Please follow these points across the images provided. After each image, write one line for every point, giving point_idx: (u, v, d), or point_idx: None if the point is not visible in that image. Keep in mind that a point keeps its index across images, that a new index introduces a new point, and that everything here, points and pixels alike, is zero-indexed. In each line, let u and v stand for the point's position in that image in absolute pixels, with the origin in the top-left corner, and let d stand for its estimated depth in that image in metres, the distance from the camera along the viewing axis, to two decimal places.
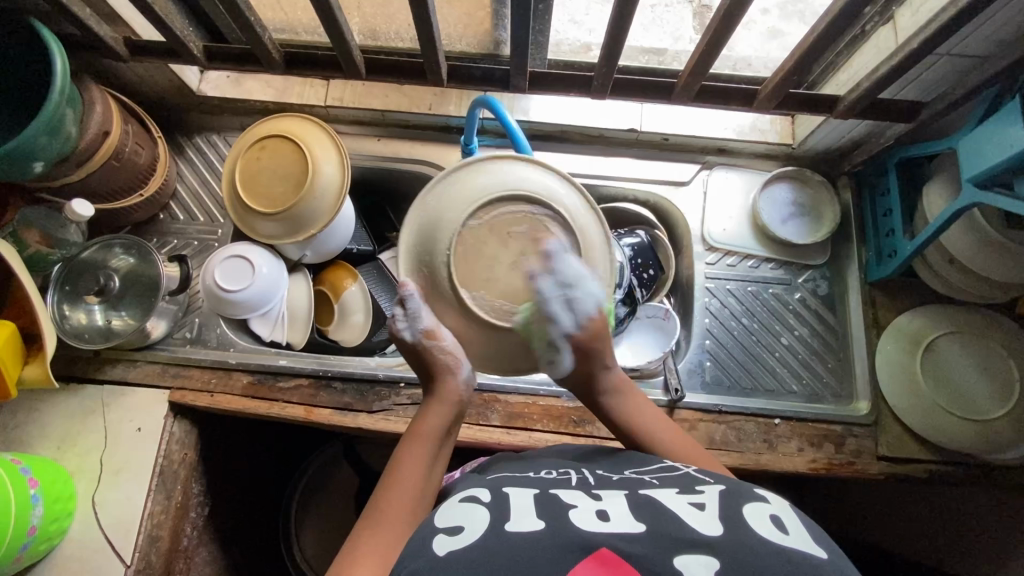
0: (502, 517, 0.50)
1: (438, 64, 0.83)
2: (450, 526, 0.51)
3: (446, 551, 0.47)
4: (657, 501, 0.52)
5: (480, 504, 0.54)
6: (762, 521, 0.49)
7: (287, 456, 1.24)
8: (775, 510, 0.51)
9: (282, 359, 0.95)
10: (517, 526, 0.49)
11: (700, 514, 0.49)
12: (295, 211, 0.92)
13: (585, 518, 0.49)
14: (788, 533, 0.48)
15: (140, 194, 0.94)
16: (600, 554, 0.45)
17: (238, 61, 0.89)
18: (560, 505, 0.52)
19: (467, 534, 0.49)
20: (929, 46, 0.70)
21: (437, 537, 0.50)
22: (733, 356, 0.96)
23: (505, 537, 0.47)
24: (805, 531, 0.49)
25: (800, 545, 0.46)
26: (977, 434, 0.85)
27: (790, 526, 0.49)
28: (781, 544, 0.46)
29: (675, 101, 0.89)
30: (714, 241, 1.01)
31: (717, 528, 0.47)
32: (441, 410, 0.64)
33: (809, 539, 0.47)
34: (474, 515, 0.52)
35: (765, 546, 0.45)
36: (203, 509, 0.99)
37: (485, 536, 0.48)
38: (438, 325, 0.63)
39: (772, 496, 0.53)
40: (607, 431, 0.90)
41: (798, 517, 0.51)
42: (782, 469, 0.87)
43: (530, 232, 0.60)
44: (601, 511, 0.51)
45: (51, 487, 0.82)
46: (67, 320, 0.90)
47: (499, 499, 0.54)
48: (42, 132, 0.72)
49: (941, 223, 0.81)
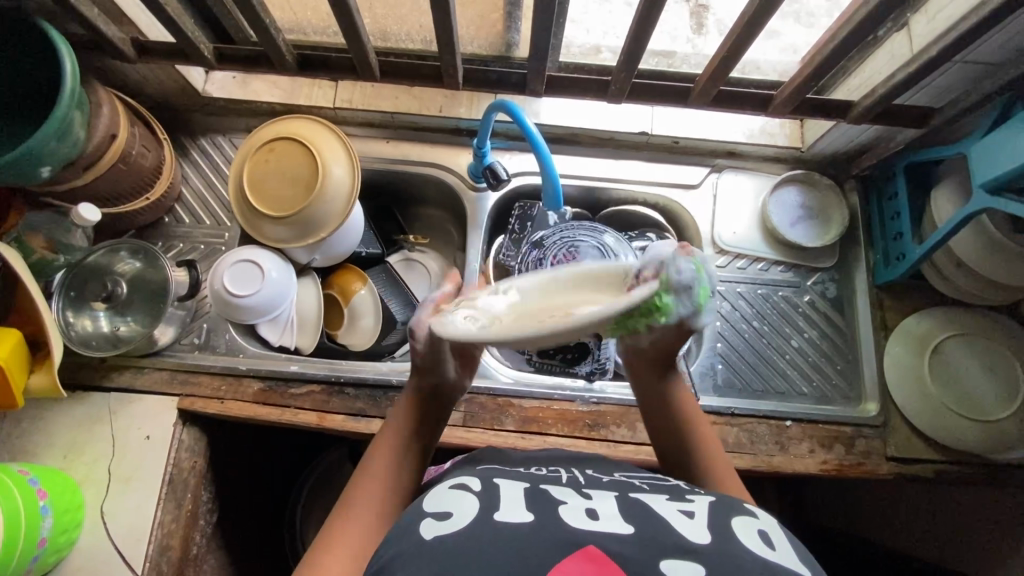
0: (491, 506, 0.51)
1: (454, 67, 0.82)
2: (438, 511, 0.51)
3: (434, 536, 0.48)
4: (645, 503, 0.53)
5: (471, 491, 0.54)
6: (750, 536, 0.49)
7: (293, 461, 1.23)
8: (762, 526, 0.51)
9: (294, 365, 0.94)
10: (507, 515, 0.49)
11: (688, 522, 0.50)
12: (304, 215, 0.91)
13: (574, 516, 0.50)
14: (774, 548, 0.48)
15: (145, 199, 0.93)
16: (588, 551, 0.45)
17: (249, 63, 0.87)
18: (549, 499, 0.53)
19: (456, 519, 0.50)
20: (947, 53, 0.71)
21: (425, 521, 0.50)
22: (744, 359, 0.97)
23: (495, 525, 0.48)
24: (791, 549, 0.49)
25: (784, 562, 0.47)
26: (984, 434, 0.87)
27: (776, 542, 0.49)
28: (766, 559, 0.46)
29: (691, 105, 0.89)
30: (724, 243, 1.02)
31: (705, 536, 0.48)
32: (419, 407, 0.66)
33: (794, 557, 0.48)
34: (462, 503, 0.52)
35: (750, 558, 0.46)
36: (212, 516, 0.98)
37: (474, 520, 0.49)
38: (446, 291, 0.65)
39: (762, 512, 0.54)
40: (621, 435, 0.90)
41: (785, 536, 0.51)
42: (794, 470, 0.88)
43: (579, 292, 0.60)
44: (590, 509, 0.51)
45: (59, 497, 0.81)
46: (72, 327, 0.88)
47: (488, 489, 0.54)
48: (51, 136, 0.71)
49: (949, 229, 0.83)
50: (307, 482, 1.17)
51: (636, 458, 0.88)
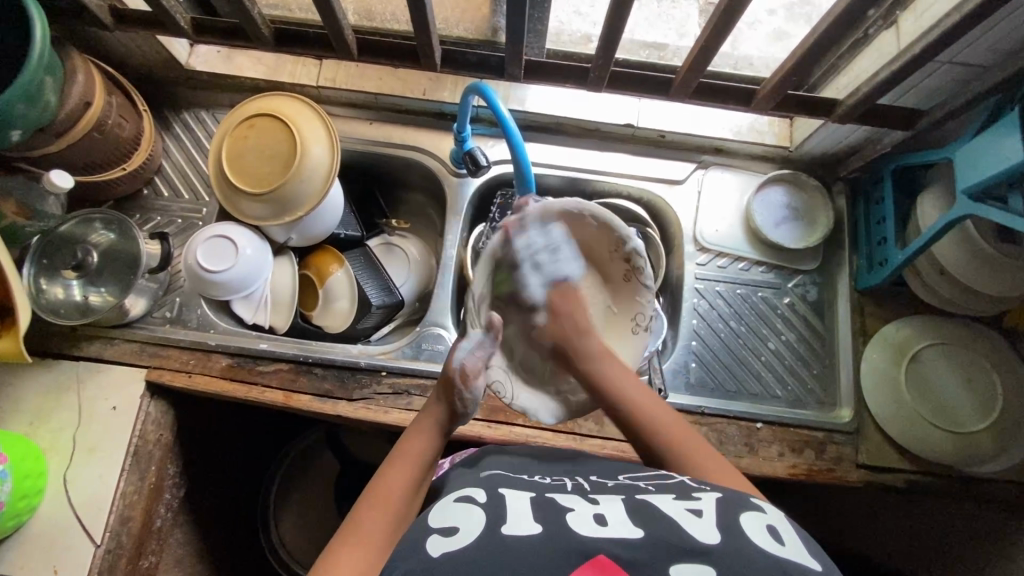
0: (498, 520, 0.51)
1: (431, 48, 0.81)
2: (444, 526, 0.51)
3: (442, 552, 0.48)
4: (652, 505, 0.52)
5: (476, 503, 0.54)
6: (759, 531, 0.49)
7: (267, 441, 1.23)
8: (772, 520, 0.51)
9: (263, 343, 0.94)
10: (515, 529, 0.49)
11: (697, 521, 0.49)
12: (281, 193, 0.91)
13: (582, 523, 0.50)
14: (783, 544, 0.48)
15: (122, 168, 0.92)
16: (598, 560, 0.46)
17: (227, 36, 0.87)
18: (556, 508, 0.53)
19: (463, 534, 0.50)
20: (930, 52, 0.69)
21: (431, 538, 0.50)
22: (719, 360, 0.96)
23: (500, 537, 0.48)
24: (801, 545, 0.49)
25: (795, 557, 0.47)
26: (959, 445, 0.86)
27: (786, 538, 0.49)
28: (777, 556, 0.46)
29: (673, 98, 0.88)
30: (706, 241, 1.00)
31: (714, 536, 0.48)
32: (429, 434, 0.65)
33: (805, 553, 0.48)
34: (468, 517, 0.52)
35: (764, 560, 0.46)
36: (178, 491, 0.99)
37: (481, 536, 0.49)
38: (482, 369, 0.68)
39: (770, 507, 0.53)
40: (589, 428, 0.90)
41: (794, 530, 0.51)
42: (761, 473, 0.87)
43: (565, 278, 0.76)
44: (598, 515, 0.51)
45: (21, 463, 0.80)
46: (43, 294, 0.88)
47: (494, 500, 0.55)
48: (19, 99, 0.71)
49: (930, 234, 0.81)
50: (281, 462, 1.17)
51: (601, 452, 0.87)
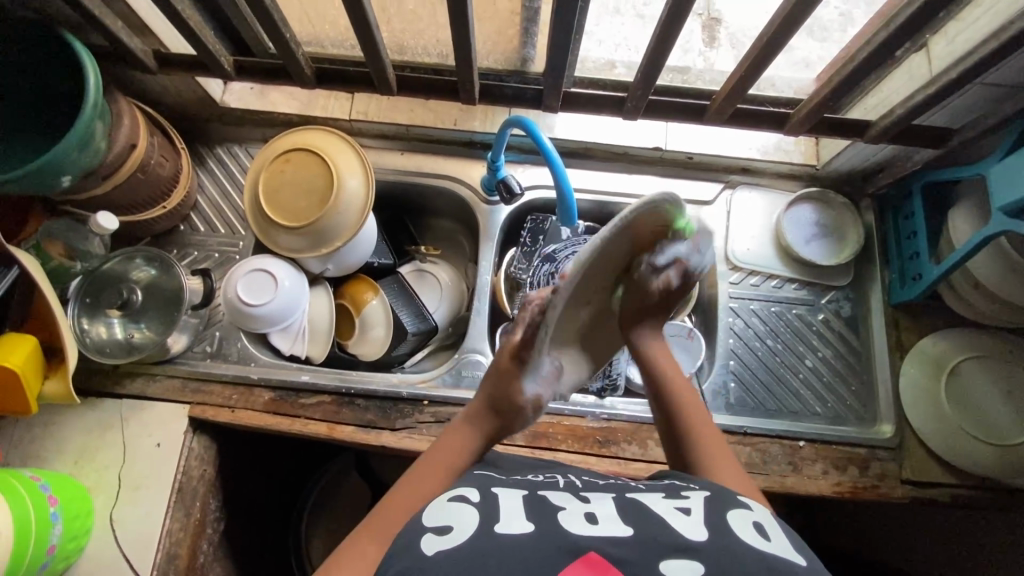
0: (491, 518, 0.51)
1: (471, 82, 0.83)
2: (439, 526, 0.51)
3: (435, 551, 0.48)
4: (641, 503, 0.53)
5: (469, 503, 0.54)
6: (746, 528, 0.50)
7: (299, 468, 1.23)
8: (758, 517, 0.52)
9: (305, 374, 0.94)
10: (506, 528, 0.49)
11: (684, 519, 0.51)
12: (318, 226, 0.92)
13: (574, 522, 0.50)
14: (770, 539, 0.49)
15: (162, 207, 0.93)
16: (588, 558, 0.46)
17: (269, 75, 0.89)
18: (549, 507, 0.53)
19: (456, 534, 0.49)
20: (967, 76, 0.71)
21: (426, 538, 0.50)
22: (758, 377, 0.96)
23: (494, 537, 0.48)
24: (786, 540, 0.50)
25: (781, 551, 0.48)
26: (1001, 459, 0.86)
27: (772, 534, 0.50)
28: (763, 552, 0.47)
29: (706, 123, 0.89)
30: (737, 260, 1.01)
31: (701, 533, 0.49)
32: (464, 445, 0.66)
33: (789, 547, 0.49)
34: (462, 515, 0.52)
35: (749, 553, 0.46)
36: (219, 525, 0.98)
37: (474, 536, 0.48)
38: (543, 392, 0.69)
39: (755, 504, 0.55)
40: (632, 452, 0.90)
41: (779, 524, 0.52)
42: (807, 491, 0.87)
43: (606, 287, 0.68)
44: (589, 513, 0.52)
45: (70, 503, 0.81)
46: (88, 334, 0.89)
47: (487, 499, 0.55)
48: (75, 147, 0.72)
49: (966, 249, 0.82)
50: (314, 486, 1.16)
51: (647, 475, 0.87)
